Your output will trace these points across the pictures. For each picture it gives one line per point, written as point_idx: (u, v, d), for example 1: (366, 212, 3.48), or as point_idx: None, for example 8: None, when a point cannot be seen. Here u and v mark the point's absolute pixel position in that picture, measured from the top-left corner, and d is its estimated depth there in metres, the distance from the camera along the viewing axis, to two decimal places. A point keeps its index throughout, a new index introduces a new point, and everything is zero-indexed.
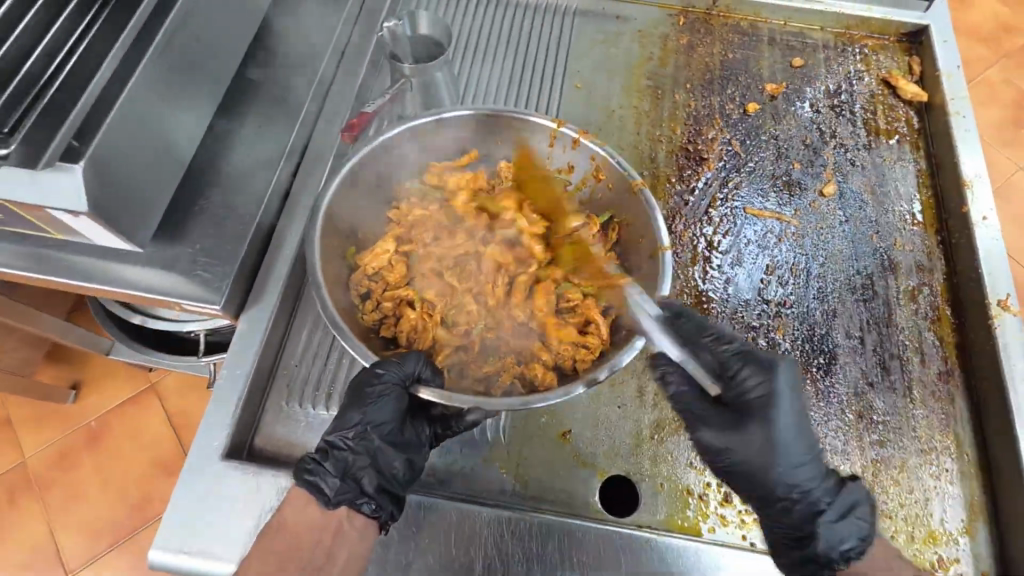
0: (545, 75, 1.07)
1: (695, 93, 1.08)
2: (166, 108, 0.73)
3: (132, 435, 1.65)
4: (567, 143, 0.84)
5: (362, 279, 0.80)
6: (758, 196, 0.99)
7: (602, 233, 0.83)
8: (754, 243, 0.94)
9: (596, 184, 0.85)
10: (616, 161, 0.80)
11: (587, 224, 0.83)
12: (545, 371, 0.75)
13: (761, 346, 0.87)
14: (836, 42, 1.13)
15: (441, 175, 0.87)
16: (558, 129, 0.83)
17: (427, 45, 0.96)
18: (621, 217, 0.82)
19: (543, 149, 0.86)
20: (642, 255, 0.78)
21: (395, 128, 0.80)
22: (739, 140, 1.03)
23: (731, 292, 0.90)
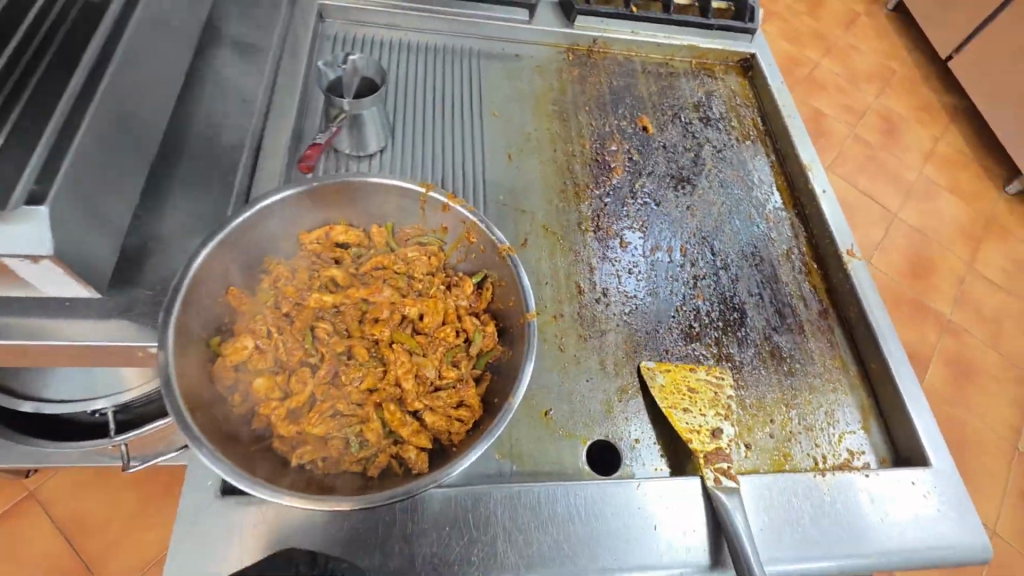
0: (466, 106, 1.19)
1: (593, 114, 1.26)
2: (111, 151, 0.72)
3: (10, 556, 1.39)
4: (437, 206, 0.84)
5: (226, 370, 0.71)
6: (659, 196, 1.17)
7: (476, 292, 0.85)
8: (665, 229, 1.12)
9: (469, 247, 0.85)
10: (484, 225, 0.82)
11: (461, 288, 0.84)
12: (419, 452, 0.69)
13: (688, 312, 1.03)
14: (692, 69, 1.40)
15: (317, 244, 0.84)
16: (427, 193, 0.83)
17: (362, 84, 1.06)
18: (493, 277, 0.84)
19: (415, 215, 0.86)
20: (513, 318, 0.80)
21: (259, 203, 0.76)
22: (636, 149, 1.23)
23: (656, 271, 1.07)
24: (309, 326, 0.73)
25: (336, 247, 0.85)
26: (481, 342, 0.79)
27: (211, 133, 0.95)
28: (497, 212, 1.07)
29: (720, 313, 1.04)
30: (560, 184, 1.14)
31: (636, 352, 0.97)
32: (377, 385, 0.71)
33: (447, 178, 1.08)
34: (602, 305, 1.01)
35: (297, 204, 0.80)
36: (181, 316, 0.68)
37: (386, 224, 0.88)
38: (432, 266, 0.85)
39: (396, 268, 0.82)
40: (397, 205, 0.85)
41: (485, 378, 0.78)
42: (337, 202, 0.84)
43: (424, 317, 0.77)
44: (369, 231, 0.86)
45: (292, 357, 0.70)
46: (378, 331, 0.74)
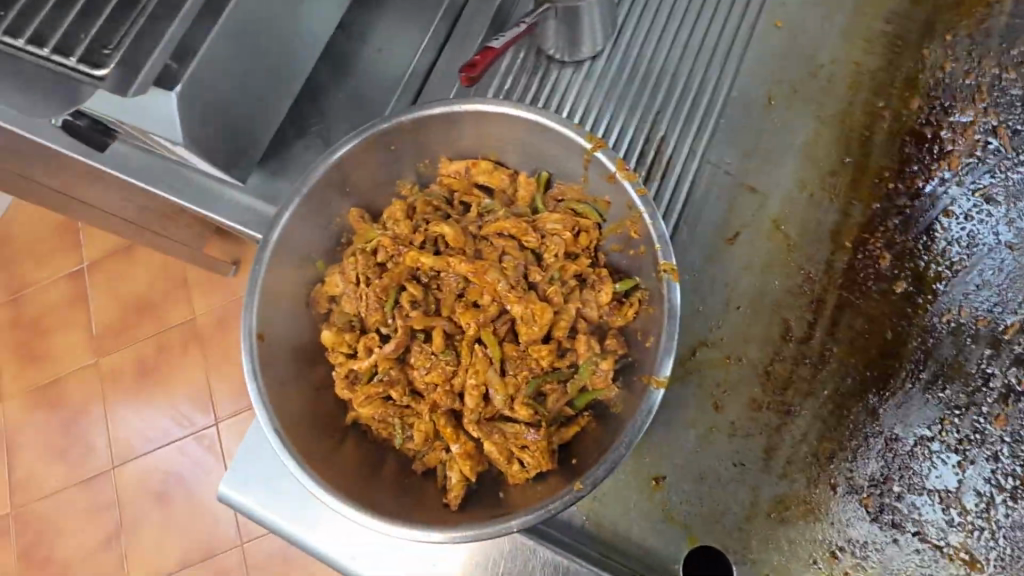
0: (738, 4, 0.81)
1: (956, 50, 0.75)
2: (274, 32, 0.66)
3: None
4: (602, 173, 0.61)
5: (322, 297, 0.68)
6: (1005, 224, 0.69)
7: (616, 302, 0.62)
8: (991, 288, 0.67)
9: (629, 241, 0.61)
10: (651, 219, 0.57)
11: (596, 291, 0.62)
12: (461, 481, 0.57)
13: (957, 434, 0.64)
14: None
15: (456, 181, 0.69)
16: (592, 152, 0.60)
17: None
18: (643, 295, 0.60)
19: (575, 173, 0.64)
20: (642, 363, 0.57)
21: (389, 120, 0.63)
22: (1008, 133, 0.72)
23: (936, 349, 0.66)
24: (399, 285, 0.62)
25: (475, 186, 0.70)
26: (588, 376, 0.59)
27: (407, 14, 0.85)
28: (711, 182, 0.75)
29: (1012, 452, 0.63)
30: (833, 161, 0.73)
31: (833, 457, 0.64)
32: (443, 384, 0.59)
33: (662, 118, 0.78)
34: (810, 368, 0.67)
35: (438, 128, 0.66)
36: (283, 235, 0.63)
37: (540, 177, 0.68)
38: (574, 249, 0.65)
39: (525, 239, 0.63)
40: (555, 157, 0.65)
41: (578, 423, 0.59)
42: (483, 134, 0.66)
43: (526, 321, 0.59)
44: (518, 180, 0.69)
45: (370, 315, 0.61)
46: (466, 318, 0.59)
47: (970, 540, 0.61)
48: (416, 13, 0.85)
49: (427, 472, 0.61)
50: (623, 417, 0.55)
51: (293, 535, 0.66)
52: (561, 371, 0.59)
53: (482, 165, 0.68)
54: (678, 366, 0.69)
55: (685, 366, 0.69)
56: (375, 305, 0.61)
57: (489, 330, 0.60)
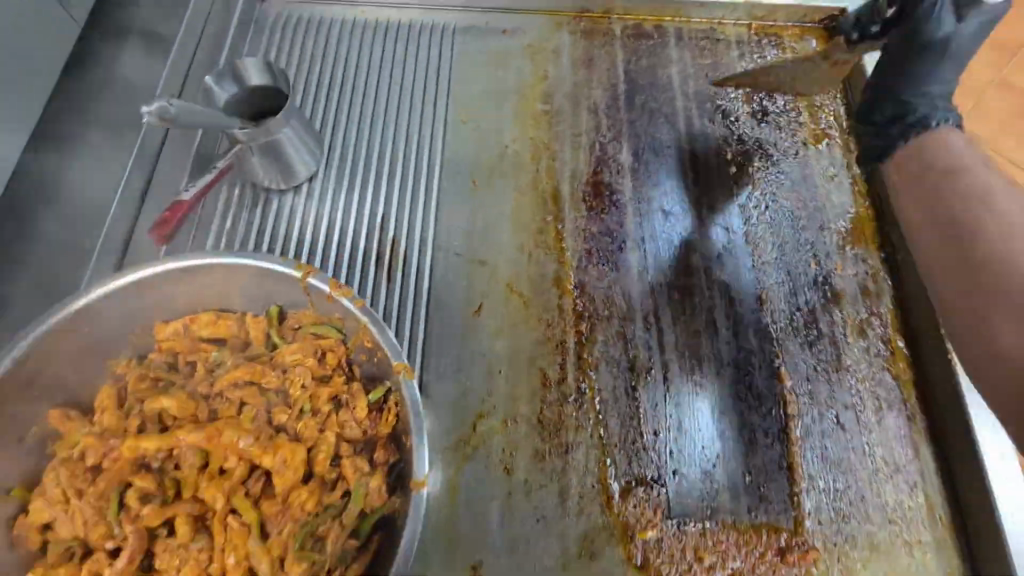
0: (425, 109, 0.91)
1: (598, 113, 0.93)
2: None
3: None
4: (322, 296, 0.62)
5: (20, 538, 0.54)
6: (677, 234, 0.85)
7: (375, 412, 0.61)
8: (680, 287, 0.81)
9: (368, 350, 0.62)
10: (378, 328, 0.60)
11: (351, 407, 0.61)
12: None
13: (696, 415, 0.74)
14: (750, 37, 1.01)
15: (174, 343, 0.63)
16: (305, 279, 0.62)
17: (263, 98, 0.77)
18: (396, 397, 0.60)
19: (299, 302, 0.64)
20: (410, 466, 0.57)
21: (59, 314, 0.55)
22: (652, 167, 0.89)
23: (657, 349, 0.77)
24: (123, 483, 0.54)
25: (198, 340, 0.64)
26: (361, 501, 0.57)
27: None
28: (446, 266, 0.81)
29: (743, 419, 0.74)
30: (539, 221, 0.84)
31: (616, 477, 0.70)
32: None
33: (387, 221, 0.83)
34: (574, 404, 0.74)
35: (134, 298, 0.60)
36: None
37: (268, 313, 0.66)
38: (320, 373, 0.63)
39: (264, 381, 0.61)
40: (275, 291, 0.64)
41: (368, 554, 0.56)
42: (194, 291, 0.62)
43: (279, 468, 0.55)
44: (245, 321, 0.65)
45: (91, 531, 0.53)
46: (211, 492, 0.54)
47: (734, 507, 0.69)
48: None
49: None
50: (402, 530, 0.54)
51: None
52: (332, 507, 0.56)
53: (200, 320, 0.64)
54: (464, 445, 0.71)
55: (471, 442, 0.72)
56: (98, 520, 0.53)
57: (242, 493, 0.55)
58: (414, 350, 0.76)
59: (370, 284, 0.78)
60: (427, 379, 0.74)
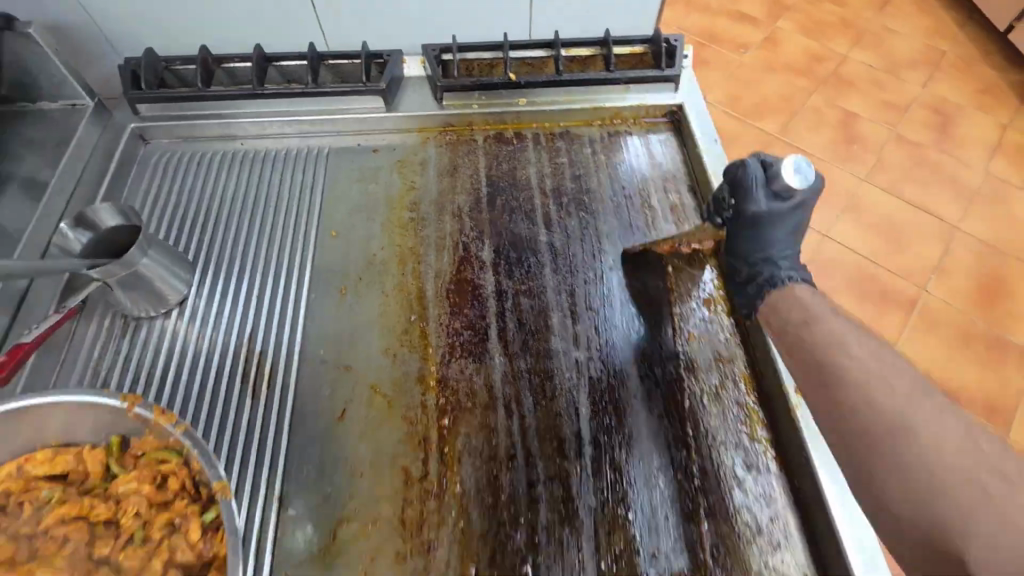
0: (297, 229, 0.98)
1: (463, 216, 1.01)
2: None
3: None
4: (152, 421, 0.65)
5: None
6: (536, 320, 0.89)
7: (210, 534, 0.63)
8: (539, 373, 0.85)
9: (200, 471, 0.64)
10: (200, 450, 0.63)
11: (182, 527, 0.63)
12: None
13: (554, 500, 0.75)
14: (601, 134, 1.13)
15: (11, 481, 0.65)
16: (131, 411, 0.65)
17: (121, 236, 0.84)
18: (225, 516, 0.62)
19: (135, 430, 0.66)
20: None
21: None
22: (512, 260, 0.96)
23: (517, 437, 0.80)
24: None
25: (34, 480, 0.65)
26: None
27: None
28: (312, 374, 0.84)
29: (603, 495, 0.76)
30: (403, 322, 0.89)
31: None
32: None
33: (256, 336, 0.87)
34: (435, 501, 0.75)
35: None
36: None
37: (107, 445, 0.68)
38: (155, 501, 0.64)
39: (93, 514, 0.63)
40: (111, 422, 0.66)
41: None
42: (32, 426, 0.65)
43: None
44: (83, 456, 0.66)
45: None
46: None
47: None
48: None
49: None
50: None
51: None
52: None
53: (40, 458, 0.66)
54: (324, 554, 0.72)
55: (331, 552, 0.72)
56: None
57: None
58: (275, 462, 0.77)
59: (234, 401, 0.81)
60: (289, 491, 0.76)
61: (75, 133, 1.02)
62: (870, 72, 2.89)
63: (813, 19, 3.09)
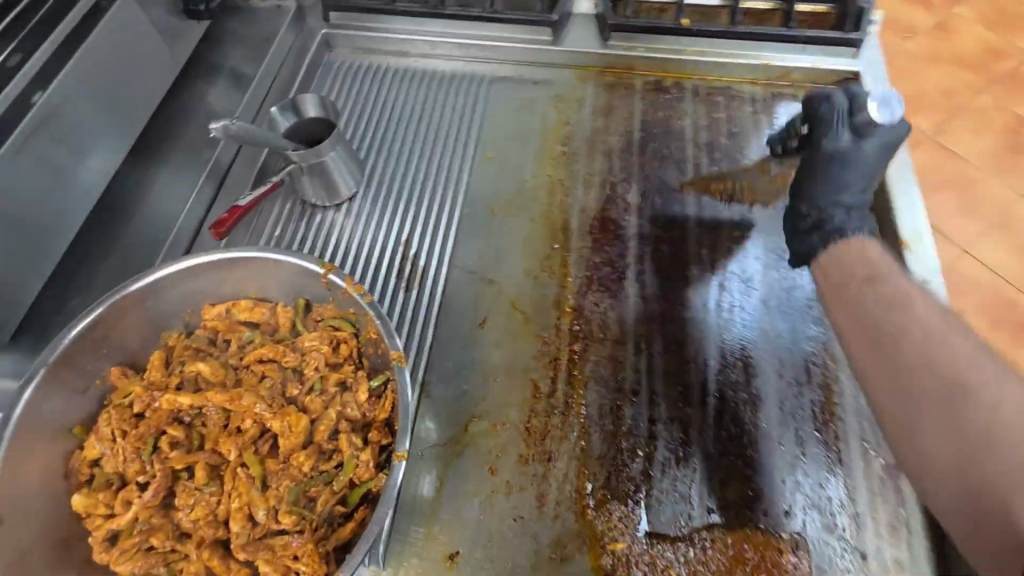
0: (455, 147, 1.03)
1: (613, 157, 1.01)
2: (26, 222, 0.73)
3: None
4: (339, 290, 0.72)
5: (83, 465, 0.67)
6: (677, 268, 0.89)
7: (374, 400, 0.70)
8: (673, 319, 0.85)
9: (373, 342, 0.71)
10: (380, 321, 0.68)
11: (353, 390, 0.70)
12: None
13: (674, 440, 0.77)
14: (765, 94, 1.07)
15: (219, 321, 0.75)
16: (327, 275, 0.72)
17: (318, 127, 0.94)
18: (392, 385, 0.68)
19: (321, 295, 0.74)
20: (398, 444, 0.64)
21: (128, 287, 0.69)
22: (658, 207, 0.95)
23: (645, 374, 0.81)
24: (158, 431, 0.64)
25: (238, 324, 0.76)
26: (353, 471, 0.64)
27: (171, 185, 0.94)
28: (459, 283, 0.90)
29: (723, 445, 0.76)
30: (546, 249, 0.92)
31: (590, 492, 0.74)
32: (208, 516, 0.60)
33: (411, 239, 0.94)
34: (560, 416, 0.79)
35: (197, 279, 0.73)
36: (28, 410, 0.63)
37: (295, 305, 0.77)
38: (331, 361, 0.72)
39: (283, 360, 0.71)
40: (303, 285, 0.75)
41: (355, 519, 0.62)
42: (240, 275, 0.75)
43: (286, 433, 0.64)
44: (276, 310, 0.76)
45: (129, 467, 0.62)
46: (225, 448, 0.63)
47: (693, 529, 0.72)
48: (178, 185, 0.95)
49: None
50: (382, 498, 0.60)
51: None
52: (325, 472, 0.63)
53: (244, 305, 0.76)
54: (455, 443, 0.78)
55: (462, 441, 0.78)
56: (138, 462, 0.63)
57: (252, 451, 0.64)
58: (419, 353, 0.84)
59: (387, 293, 0.88)
60: (429, 381, 0.82)
61: (277, 32, 1.11)
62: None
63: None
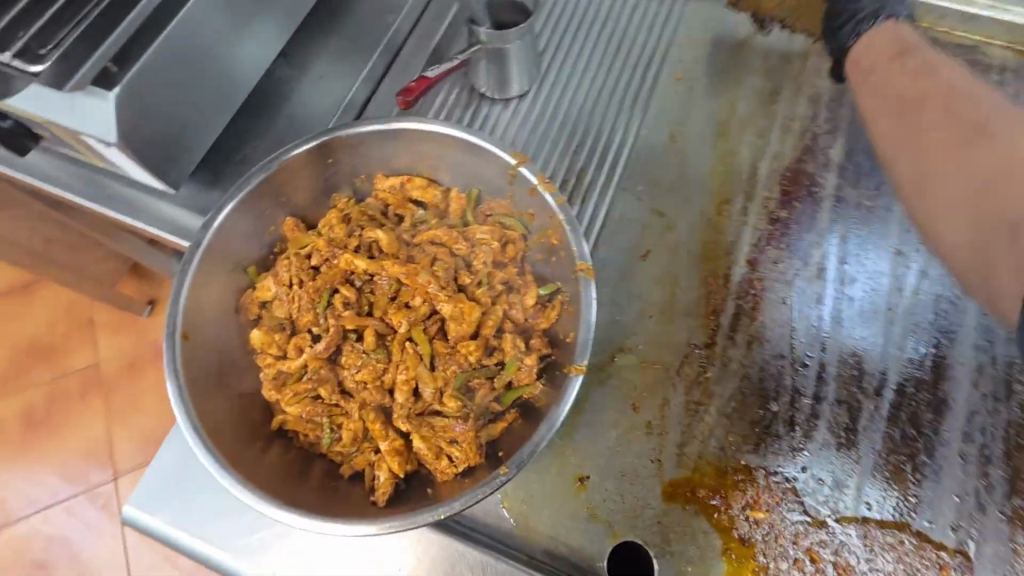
0: (641, 59, 0.93)
1: (820, 105, 0.89)
2: (227, 51, 0.70)
3: None
4: (526, 186, 0.66)
5: (251, 303, 0.68)
6: (872, 244, 0.80)
7: (540, 308, 0.66)
8: (857, 295, 0.77)
9: (551, 248, 0.66)
10: (570, 227, 0.62)
11: (521, 293, 0.66)
12: (387, 481, 0.58)
13: (839, 422, 0.70)
14: (1020, 64, 0.90)
15: (392, 194, 0.73)
16: (517, 167, 0.65)
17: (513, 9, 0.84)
18: (565, 297, 0.64)
19: (502, 188, 0.69)
20: (565, 357, 0.61)
21: (314, 141, 0.66)
22: (863, 171, 0.84)
23: (816, 346, 0.74)
24: (332, 287, 0.64)
25: (408, 201, 0.73)
26: (513, 372, 0.62)
27: (349, 45, 0.89)
28: (625, 207, 0.83)
29: (894, 444, 0.69)
30: (726, 191, 0.84)
31: (736, 455, 0.70)
32: (374, 380, 0.60)
33: (582, 150, 0.86)
34: (716, 370, 0.74)
35: (379, 145, 0.70)
36: (216, 238, 0.64)
37: (469, 193, 0.73)
38: (501, 260, 0.69)
39: (455, 247, 0.68)
40: (485, 173, 0.69)
41: (508, 420, 0.61)
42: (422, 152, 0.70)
43: (457, 318, 0.62)
44: (449, 195, 0.72)
45: (302, 315, 0.63)
46: (397, 318, 0.62)
47: (840, 517, 0.67)
48: (355, 46, 0.90)
49: (352, 479, 0.60)
50: (546, 408, 0.58)
51: (207, 551, 0.63)
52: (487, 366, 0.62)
53: (416, 182, 0.72)
54: (600, 371, 0.74)
55: (607, 369, 0.74)
56: (310, 312, 0.63)
57: (420, 329, 0.63)
58: None
59: None
60: None
61: None
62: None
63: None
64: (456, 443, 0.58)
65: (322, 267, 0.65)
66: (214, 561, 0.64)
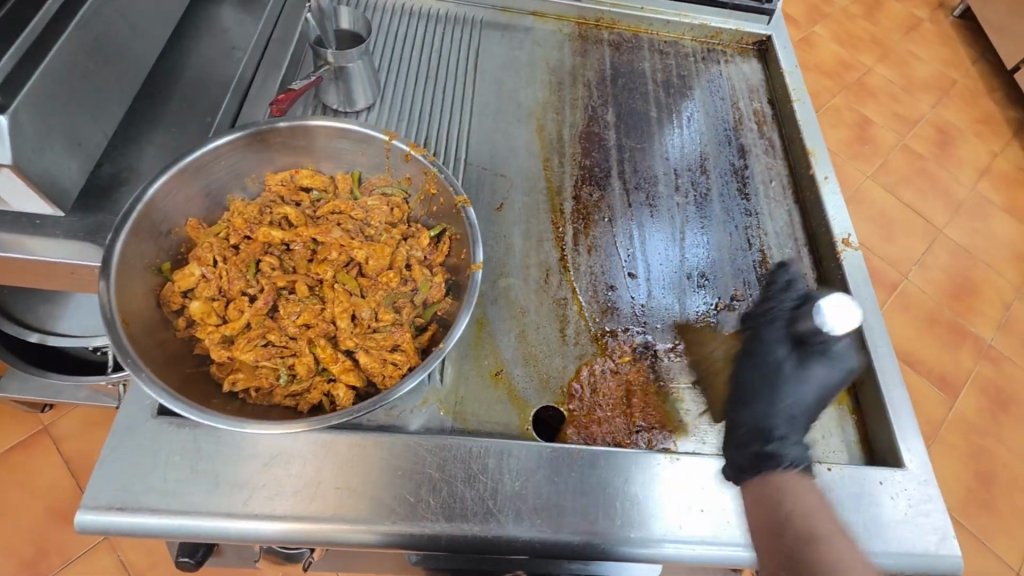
0: (458, 71, 1.18)
1: (591, 88, 1.23)
2: (93, 84, 0.77)
3: (18, 486, 1.50)
4: (400, 154, 0.84)
5: (173, 295, 0.73)
6: (648, 171, 1.13)
7: (433, 246, 0.84)
8: (647, 205, 1.08)
9: (431, 199, 0.85)
10: (444, 176, 0.81)
11: (416, 238, 0.83)
12: (347, 391, 0.70)
13: (660, 287, 0.99)
14: (702, 49, 1.35)
15: (281, 185, 0.85)
16: (390, 141, 0.83)
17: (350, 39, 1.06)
18: (451, 231, 0.83)
19: (379, 162, 0.86)
20: (462, 271, 0.80)
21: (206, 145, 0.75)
22: (629, 126, 1.18)
23: (633, 242, 1.03)
24: (256, 258, 0.78)
25: (299, 190, 0.87)
26: (427, 292, 0.79)
27: (202, 79, 0.98)
28: (476, 176, 1.05)
29: (695, 292, 1.00)
30: (544, 154, 1.11)
31: (601, 327, 0.94)
32: (313, 320, 0.74)
33: (431, 140, 1.07)
34: (572, 274, 0.98)
35: (264, 145, 0.82)
36: (129, 238, 0.69)
37: (352, 173, 0.88)
38: (393, 218, 0.85)
39: (352, 214, 0.84)
40: (362, 153, 0.86)
41: (431, 329, 0.77)
42: (304, 146, 0.84)
43: (370, 260, 0.79)
44: (334, 178, 0.87)
45: (233, 285, 0.76)
46: (321, 270, 0.78)
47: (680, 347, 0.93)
48: (206, 79, 0.98)
49: (314, 406, 0.70)
50: (458, 307, 0.76)
51: (183, 523, 0.67)
52: (404, 292, 0.78)
53: (301, 173, 0.85)
54: (489, 297, 0.93)
55: (494, 295, 0.94)
56: (242, 281, 0.76)
57: (340, 275, 0.78)
58: None
59: None
60: None
61: None
62: (890, 86, 3.00)
63: (844, 29, 3.18)
64: (396, 349, 0.73)
65: (243, 248, 0.79)
66: (192, 533, 0.68)
